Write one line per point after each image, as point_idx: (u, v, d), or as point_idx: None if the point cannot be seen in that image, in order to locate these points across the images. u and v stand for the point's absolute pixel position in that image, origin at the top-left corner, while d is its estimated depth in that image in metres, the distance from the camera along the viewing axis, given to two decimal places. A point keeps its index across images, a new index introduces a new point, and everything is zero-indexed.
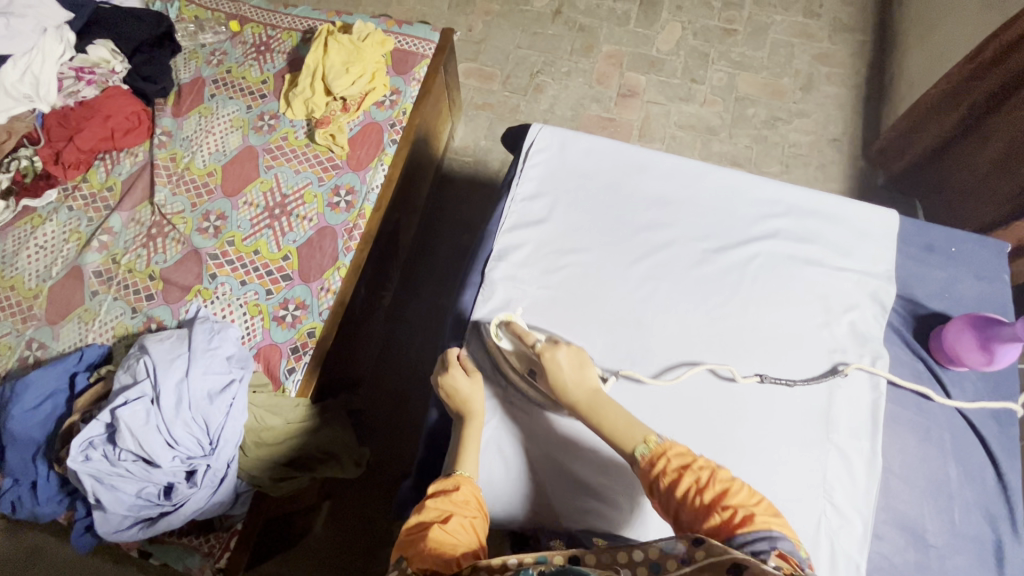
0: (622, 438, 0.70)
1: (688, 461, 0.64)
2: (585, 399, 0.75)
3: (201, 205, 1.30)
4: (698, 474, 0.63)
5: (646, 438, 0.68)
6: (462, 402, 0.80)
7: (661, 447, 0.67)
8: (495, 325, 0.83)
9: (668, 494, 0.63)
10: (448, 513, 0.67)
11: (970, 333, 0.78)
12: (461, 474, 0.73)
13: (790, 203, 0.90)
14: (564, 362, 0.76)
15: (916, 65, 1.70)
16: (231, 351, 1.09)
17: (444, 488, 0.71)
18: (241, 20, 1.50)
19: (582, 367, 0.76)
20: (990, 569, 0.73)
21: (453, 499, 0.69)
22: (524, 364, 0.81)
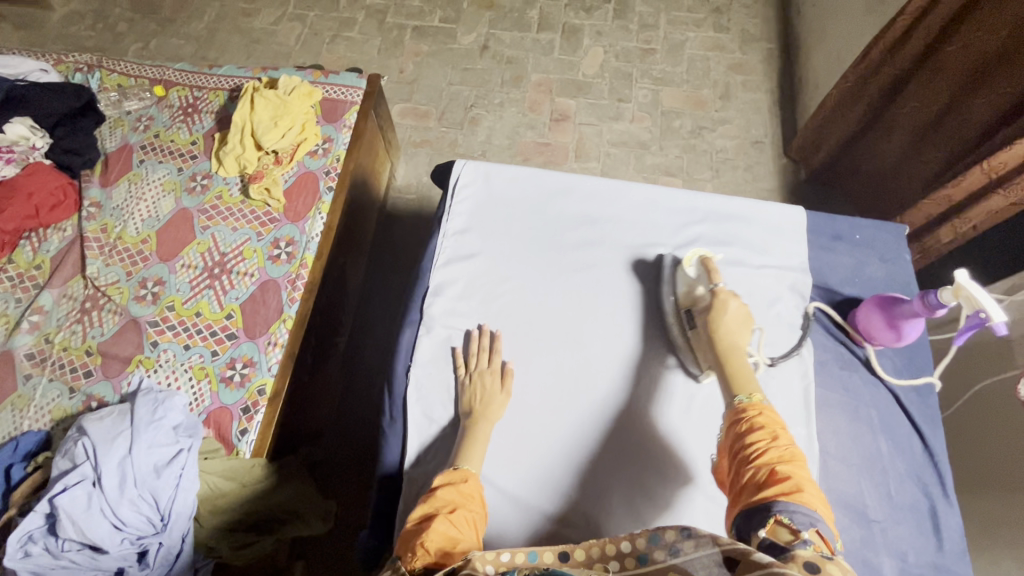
0: (735, 378, 0.68)
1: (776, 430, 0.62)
2: (722, 348, 0.73)
3: (137, 273, 1.27)
4: (783, 439, 0.61)
5: (752, 391, 0.67)
6: (483, 403, 0.81)
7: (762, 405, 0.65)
8: (698, 256, 0.87)
9: (737, 440, 0.63)
10: (455, 504, 0.66)
11: (878, 313, 0.84)
12: (465, 468, 0.72)
13: (706, 209, 0.96)
14: (733, 311, 0.75)
15: (818, 67, 1.83)
16: (178, 421, 1.06)
17: (451, 480, 0.70)
18: (166, 84, 1.50)
19: (744, 325, 0.75)
20: (929, 537, 0.77)
21: (461, 491, 0.68)
22: (685, 305, 0.85)
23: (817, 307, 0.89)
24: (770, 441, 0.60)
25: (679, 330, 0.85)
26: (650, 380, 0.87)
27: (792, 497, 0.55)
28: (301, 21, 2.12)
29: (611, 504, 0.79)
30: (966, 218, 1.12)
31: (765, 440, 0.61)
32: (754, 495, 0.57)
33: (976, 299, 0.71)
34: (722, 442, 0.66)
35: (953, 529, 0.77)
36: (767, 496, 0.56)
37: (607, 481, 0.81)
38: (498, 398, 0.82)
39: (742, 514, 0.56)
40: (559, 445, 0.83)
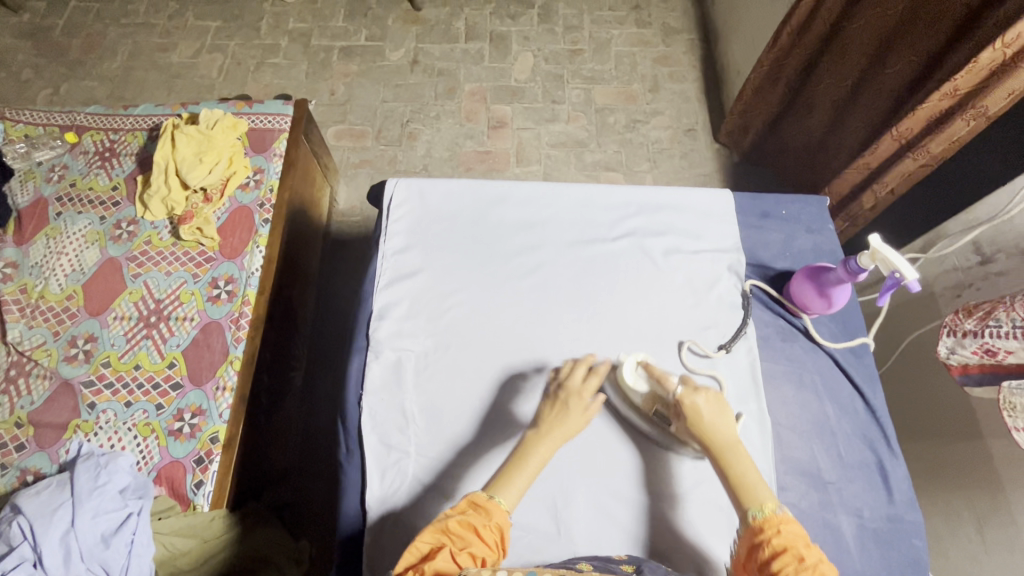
0: (743, 490, 0.68)
1: (797, 548, 0.62)
2: (717, 447, 0.72)
3: (65, 332, 1.19)
4: (808, 558, 0.60)
5: (764, 502, 0.66)
6: (561, 419, 0.76)
7: (777, 519, 0.64)
8: (636, 364, 0.81)
9: (761, 562, 0.62)
10: (466, 539, 0.63)
11: (809, 283, 0.87)
12: (497, 502, 0.68)
13: (640, 202, 0.98)
14: (706, 409, 0.73)
15: (736, 52, 1.91)
16: (125, 483, 1.00)
17: (474, 508, 0.66)
18: (78, 129, 1.42)
19: (721, 411, 0.74)
20: (880, 490, 0.80)
21: (479, 526, 0.65)
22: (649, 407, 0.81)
23: (753, 286, 0.92)
24: (795, 562, 0.59)
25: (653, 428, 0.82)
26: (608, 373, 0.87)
27: None
28: (221, 51, 2.06)
29: (577, 505, 0.80)
30: (883, 183, 1.17)
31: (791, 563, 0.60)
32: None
33: (891, 261, 0.75)
34: (741, 558, 0.65)
35: (901, 480, 0.81)
36: None
37: (571, 484, 0.81)
38: (576, 416, 0.77)
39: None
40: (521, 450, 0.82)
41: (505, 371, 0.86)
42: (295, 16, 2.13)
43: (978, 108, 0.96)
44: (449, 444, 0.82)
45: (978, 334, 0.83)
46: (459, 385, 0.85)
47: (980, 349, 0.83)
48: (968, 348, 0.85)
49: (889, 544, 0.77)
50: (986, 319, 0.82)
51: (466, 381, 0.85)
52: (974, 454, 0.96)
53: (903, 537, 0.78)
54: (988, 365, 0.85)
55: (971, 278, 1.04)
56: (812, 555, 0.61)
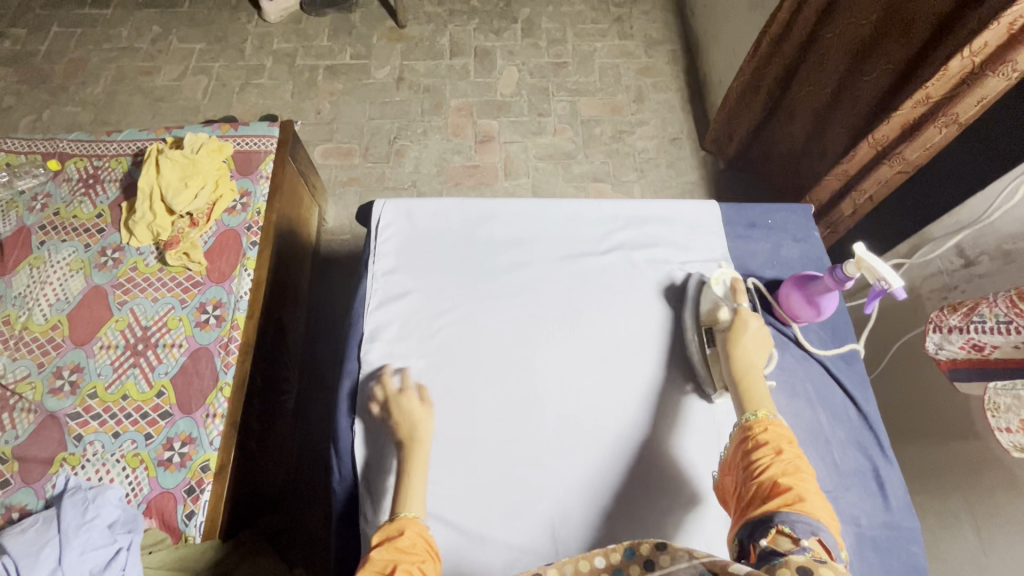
0: (747, 397, 0.71)
1: (780, 446, 0.64)
2: (739, 366, 0.75)
3: (50, 363, 1.17)
4: (787, 452, 0.63)
5: (760, 410, 0.69)
6: (410, 425, 0.77)
7: (767, 423, 0.67)
8: (722, 279, 0.87)
9: (744, 454, 0.65)
10: (394, 563, 0.61)
11: (797, 292, 0.88)
12: (406, 516, 0.67)
13: (627, 215, 0.99)
14: (753, 334, 0.77)
15: (718, 62, 1.94)
16: (114, 516, 0.98)
17: (388, 535, 0.65)
18: (61, 157, 1.41)
19: (765, 345, 0.77)
20: (876, 497, 0.80)
21: (402, 544, 0.63)
22: (707, 323, 0.84)
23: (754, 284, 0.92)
24: (773, 454, 0.63)
25: (699, 349, 0.84)
26: (602, 386, 0.86)
27: (796, 503, 0.57)
28: (206, 73, 2.05)
29: (574, 525, 0.79)
30: (862, 189, 1.19)
31: (770, 458, 0.63)
32: (759, 506, 0.59)
33: (875, 269, 0.76)
34: (728, 459, 0.68)
35: (895, 486, 0.81)
36: (774, 504, 0.58)
37: (568, 503, 0.80)
38: (424, 412, 0.79)
39: (746, 526, 0.58)
40: (516, 468, 0.81)
41: (499, 384, 0.86)
42: (279, 36, 2.13)
43: (949, 117, 0.98)
44: (443, 465, 0.81)
45: (963, 330, 0.84)
46: (450, 405, 0.84)
47: (968, 344, 0.84)
48: (956, 343, 0.86)
49: (889, 552, 0.77)
50: (970, 315, 0.83)
51: (457, 401, 0.84)
52: (968, 455, 0.96)
53: (901, 544, 0.78)
54: (975, 360, 0.85)
55: (957, 280, 1.05)
56: (792, 453, 0.64)
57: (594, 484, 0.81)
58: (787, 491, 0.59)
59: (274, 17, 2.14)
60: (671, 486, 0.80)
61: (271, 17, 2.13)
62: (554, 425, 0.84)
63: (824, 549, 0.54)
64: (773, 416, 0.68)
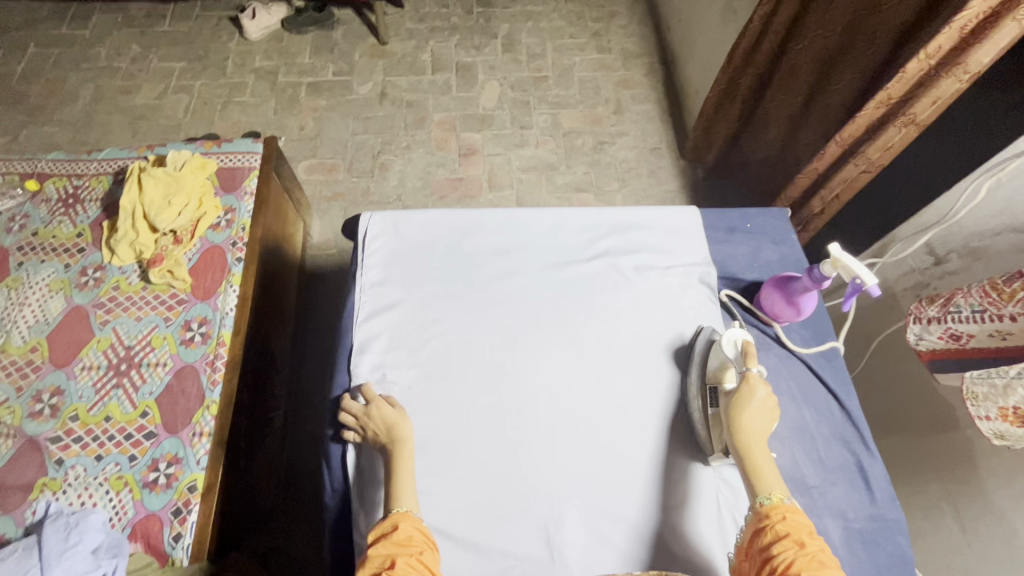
0: (757, 479, 0.72)
1: (799, 537, 0.67)
2: (745, 440, 0.74)
3: (29, 387, 1.15)
4: (809, 545, 0.66)
5: (772, 492, 0.71)
6: (388, 433, 0.79)
7: (783, 509, 0.69)
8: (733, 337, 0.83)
9: (765, 544, 0.68)
10: (391, 557, 0.68)
11: (777, 293, 0.90)
12: (398, 511, 0.73)
13: (611, 223, 1.01)
14: (758, 405, 0.75)
15: (693, 73, 2.00)
16: (98, 542, 0.95)
17: (383, 532, 0.71)
18: (39, 177, 1.39)
19: (770, 415, 0.76)
20: (862, 491, 0.82)
21: (395, 540, 0.69)
22: (711, 382, 0.83)
23: (727, 296, 0.96)
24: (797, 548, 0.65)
25: (702, 409, 0.83)
26: (593, 392, 0.87)
27: None
28: (187, 91, 2.05)
29: (569, 530, 0.79)
30: (830, 188, 1.23)
31: (794, 550, 0.66)
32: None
33: (851, 268, 0.79)
34: (745, 543, 0.70)
35: (880, 480, 0.83)
36: None
37: (563, 508, 0.80)
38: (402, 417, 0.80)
39: None
40: (509, 477, 0.81)
41: (492, 395, 0.86)
42: (261, 54, 2.14)
43: (908, 117, 1.03)
44: (437, 476, 0.81)
45: (941, 320, 0.87)
46: (442, 416, 0.84)
47: (945, 334, 0.87)
48: (934, 333, 0.89)
49: (876, 544, 0.79)
50: (947, 306, 0.86)
51: (449, 412, 0.85)
52: (948, 448, 0.99)
53: (887, 536, 0.79)
54: (953, 351, 0.88)
55: (929, 277, 1.09)
56: (813, 544, 0.66)
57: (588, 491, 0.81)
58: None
59: (255, 35, 2.15)
60: (661, 488, 0.82)
61: (253, 35, 2.14)
62: (546, 433, 0.84)
63: None
64: (786, 499, 0.70)
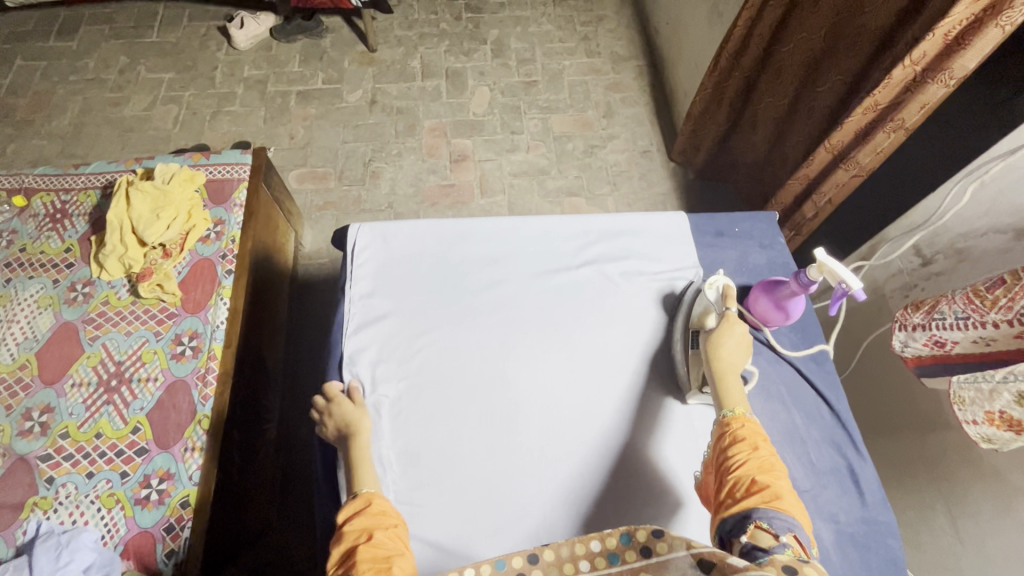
0: (724, 393, 0.74)
1: (754, 442, 0.67)
2: (721, 366, 0.77)
3: (18, 405, 1.14)
4: (763, 450, 0.67)
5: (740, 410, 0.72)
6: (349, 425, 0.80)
7: (743, 420, 0.70)
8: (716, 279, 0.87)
9: (721, 450, 0.68)
10: (368, 530, 0.67)
11: (765, 298, 0.90)
12: (366, 492, 0.73)
13: (600, 229, 1.01)
14: (737, 337, 0.78)
15: (682, 75, 2.00)
16: (89, 560, 0.95)
17: (355, 510, 0.71)
18: (26, 192, 1.38)
19: (746, 347, 0.79)
20: (852, 493, 0.82)
21: (369, 514, 0.69)
22: (694, 327, 0.87)
23: None
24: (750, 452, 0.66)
25: (683, 350, 0.87)
26: (584, 398, 0.87)
27: (772, 502, 0.61)
28: (176, 102, 2.04)
29: (561, 538, 0.79)
30: (821, 193, 1.24)
31: (748, 454, 0.66)
32: (735, 504, 0.63)
33: (837, 273, 0.79)
34: (707, 455, 0.71)
35: (870, 482, 0.84)
36: (753, 504, 0.61)
37: (554, 516, 0.80)
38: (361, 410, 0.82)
39: (724, 522, 0.62)
40: (501, 485, 0.81)
41: (481, 402, 0.86)
42: (249, 64, 2.14)
43: (896, 121, 1.04)
44: (429, 487, 0.81)
45: (926, 327, 0.87)
46: (433, 426, 0.84)
47: (930, 341, 0.87)
48: (919, 340, 0.88)
49: (867, 548, 0.79)
50: (932, 313, 0.86)
51: (441, 421, 0.85)
52: (938, 446, 1.00)
53: (879, 538, 0.80)
54: (939, 355, 0.88)
55: (916, 279, 1.10)
56: (767, 450, 0.67)
57: (578, 499, 0.81)
58: (762, 490, 0.63)
59: (244, 44, 2.14)
60: (658, 495, 0.81)
61: (241, 45, 2.14)
62: (537, 439, 0.84)
63: (797, 544, 0.59)
64: (749, 412, 0.71)
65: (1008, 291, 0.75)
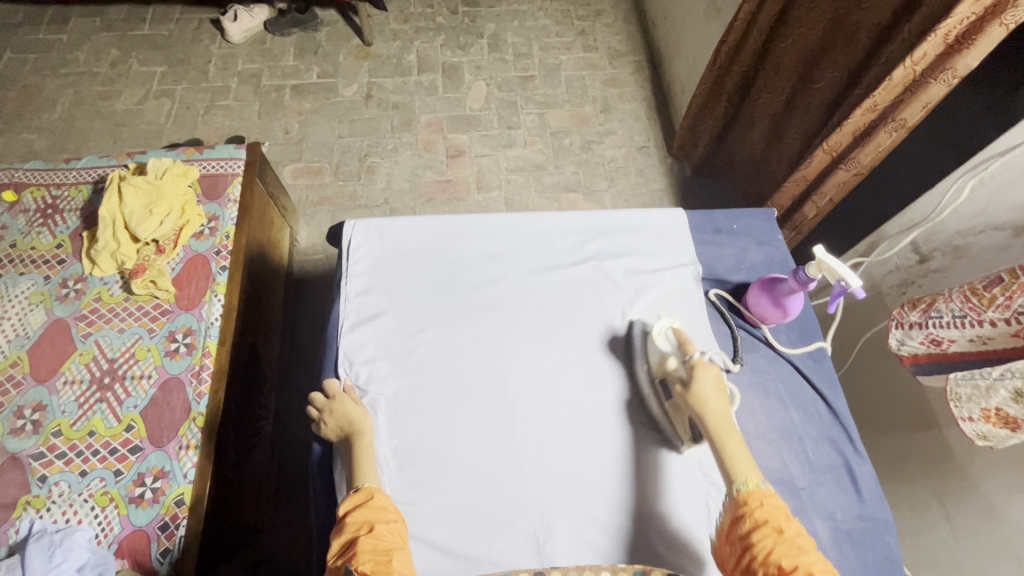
0: (731, 462, 0.71)
1: (776, 521, 0.64)
2: (714, 420, 0.73)
3: (10, 403, 1.12)
4: (786, 530, 0.63)
5: (748, 478, 0.69)
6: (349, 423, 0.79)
7: (760, 495, 0.67)
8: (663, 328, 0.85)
9: (744, 532, 0.65)
10: (370, 523, 0.68)
11: (764, 295, 0.90)
12: (366, 486, 0.74)
13: (598, 226, 1.01)
14: (713, 385, 0.75)
15: (680, 71, 2.00)
16: (82, 560, 0.94)
17: (358, 502, 0.72)
18: (16, 187, 1.36)
19: (723, 392, 0.76)
20: (850, 491, 0.83)
21: (371, 507, 0.70)
22: (658, 376, 0.83)
23: (716, 294, 0.95)
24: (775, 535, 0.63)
25: (657, 402, 0.83)
26: (582, 398, 0.87)
27: None
28: (169, 96, 2.02)
29: (559, 536, 0.79)
30: (822, 193, 1.23)
31: (772, 535, 0.63)
32: None
33: (836, 270, 0.79)
34: (725, 533, 0.68)
35: (867, 479, 0.84)
36: None
37: (552, 515, 0.80)
38: (360, 410, 0.81)
39: None
40: (498, 484, 0.81)
41: (478, 402, 0.86)
42: (243, 57, 2.11)
43: (898, 121, 1.03)
44: (426, 487, 0.80)
45: (922, 325, 0.87)
46: (429, 426, 0.84)
47: (926, 339, 0.87)
48: (916, 339, 0.89)
49: (864, 545, 0.79)
50: (929, 311, 0.86)
51: (438, 420, 0.84)
52: (935, 443, 1.00)
53: (876, 535, 0.80)
54: (935, 354, 0.88)
55: (913, 275, 1.10)
56: (791, 528, 0.64)
57: (576, 498, 0.81)
58: None
59: (238, 37, 2.12)
60: (652, 494, 0.82)
61: (235, 38, 2.11)
62: (535, 439, 0.84)
63: None
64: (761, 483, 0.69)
65: (1006, 290, 0.75)
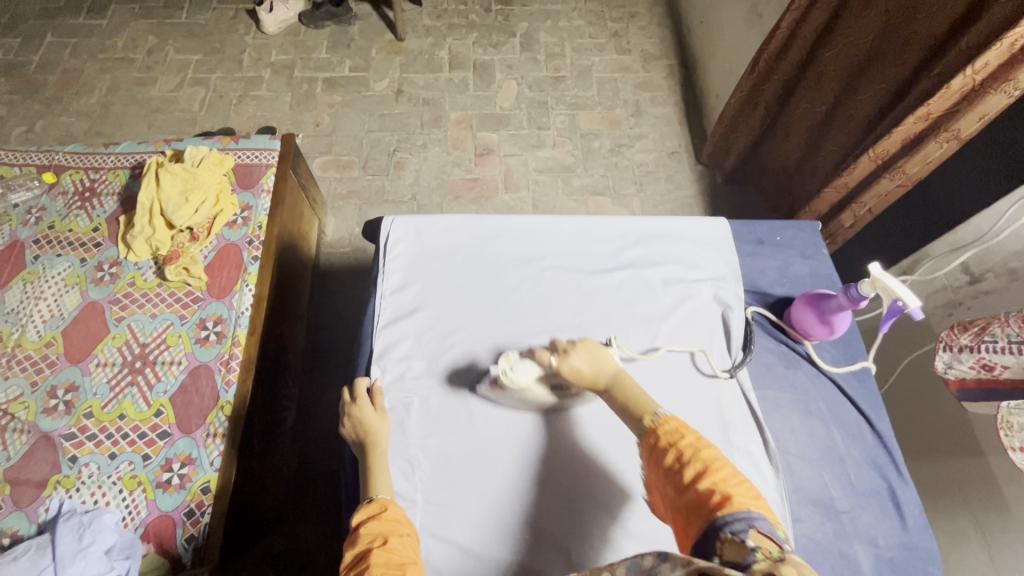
0: (635, 406, 0.72)
1: (678, 444, 0.64)
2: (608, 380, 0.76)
3: (44, 382, 1.14)
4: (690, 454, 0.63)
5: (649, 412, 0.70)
6: (365, 432, 0.78)
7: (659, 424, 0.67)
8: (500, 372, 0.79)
9: (661, 468, 0.64)
10: (383, 536, 0.67)
11: (810, 310, 0.89)
12: (379, 498, 0.73)
13: (637, 233, 0.99)
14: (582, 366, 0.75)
15: (715, 77, 1.96)
16: (111, 542, 0.95)
17: (371, 513, 0.70)
18: (56, 169, 1.38)
19: (595, 356, 0.77)
20: (893, 517, 0.80)
21: (384, 519, 0.69)
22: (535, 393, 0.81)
23: (756, 312, 0.94)
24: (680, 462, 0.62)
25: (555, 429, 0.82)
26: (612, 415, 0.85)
27: (727, 505, 0.56)
28: (203, 84, 2.04)
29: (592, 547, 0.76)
30: (863, 202, 1.21)
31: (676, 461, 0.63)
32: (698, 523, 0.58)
33: (892, 289, 0.77)
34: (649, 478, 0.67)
35: (911, 505, 0.81)
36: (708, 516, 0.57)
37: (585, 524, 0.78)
38: (376, 417, 0.79)
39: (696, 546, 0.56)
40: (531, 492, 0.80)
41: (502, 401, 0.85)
42: (277, 48, 2.13)
43: (951, 131, 1.00)
44: (456, 490, 0.79)
45: (973, 349, 0.85)
46: (460, 425, 0.83)
47: (977, 364, 0.85)
48: (965, 363, 0.86)
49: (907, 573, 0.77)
50: (981, 335, 0.84)
51: (470, 420, 0.84)
52: (977, 472, 0.97)
53: (919, 564, 0.77)
54: (985, 380, 0.85)
55: (961, 296, 1.08)
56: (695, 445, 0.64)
57: (610, 511, 0.79)
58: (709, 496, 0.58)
59: (272, 29, 2.13)
60: None
61: (270, 29, 2.13)
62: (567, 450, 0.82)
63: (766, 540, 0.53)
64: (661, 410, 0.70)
65: None
